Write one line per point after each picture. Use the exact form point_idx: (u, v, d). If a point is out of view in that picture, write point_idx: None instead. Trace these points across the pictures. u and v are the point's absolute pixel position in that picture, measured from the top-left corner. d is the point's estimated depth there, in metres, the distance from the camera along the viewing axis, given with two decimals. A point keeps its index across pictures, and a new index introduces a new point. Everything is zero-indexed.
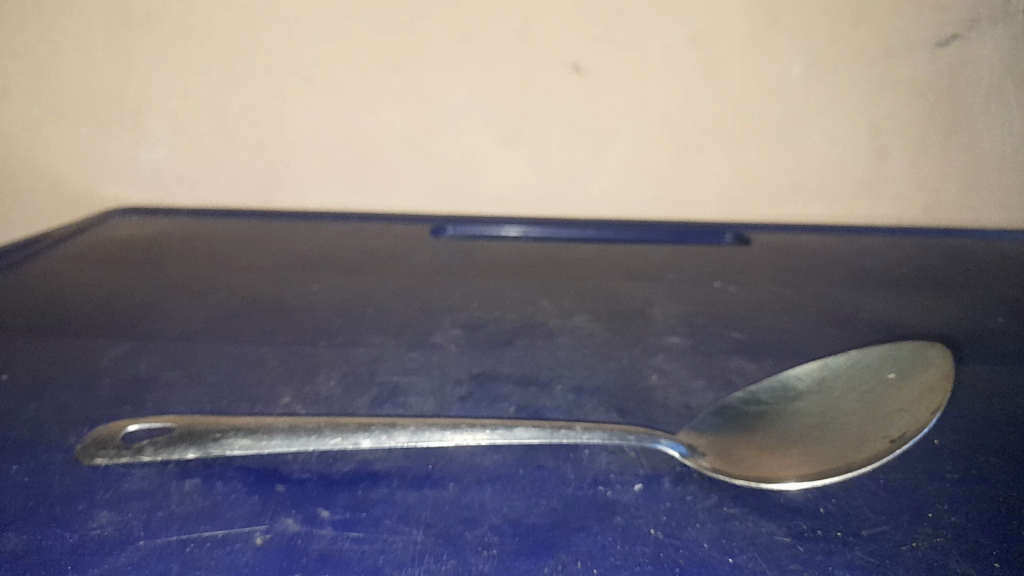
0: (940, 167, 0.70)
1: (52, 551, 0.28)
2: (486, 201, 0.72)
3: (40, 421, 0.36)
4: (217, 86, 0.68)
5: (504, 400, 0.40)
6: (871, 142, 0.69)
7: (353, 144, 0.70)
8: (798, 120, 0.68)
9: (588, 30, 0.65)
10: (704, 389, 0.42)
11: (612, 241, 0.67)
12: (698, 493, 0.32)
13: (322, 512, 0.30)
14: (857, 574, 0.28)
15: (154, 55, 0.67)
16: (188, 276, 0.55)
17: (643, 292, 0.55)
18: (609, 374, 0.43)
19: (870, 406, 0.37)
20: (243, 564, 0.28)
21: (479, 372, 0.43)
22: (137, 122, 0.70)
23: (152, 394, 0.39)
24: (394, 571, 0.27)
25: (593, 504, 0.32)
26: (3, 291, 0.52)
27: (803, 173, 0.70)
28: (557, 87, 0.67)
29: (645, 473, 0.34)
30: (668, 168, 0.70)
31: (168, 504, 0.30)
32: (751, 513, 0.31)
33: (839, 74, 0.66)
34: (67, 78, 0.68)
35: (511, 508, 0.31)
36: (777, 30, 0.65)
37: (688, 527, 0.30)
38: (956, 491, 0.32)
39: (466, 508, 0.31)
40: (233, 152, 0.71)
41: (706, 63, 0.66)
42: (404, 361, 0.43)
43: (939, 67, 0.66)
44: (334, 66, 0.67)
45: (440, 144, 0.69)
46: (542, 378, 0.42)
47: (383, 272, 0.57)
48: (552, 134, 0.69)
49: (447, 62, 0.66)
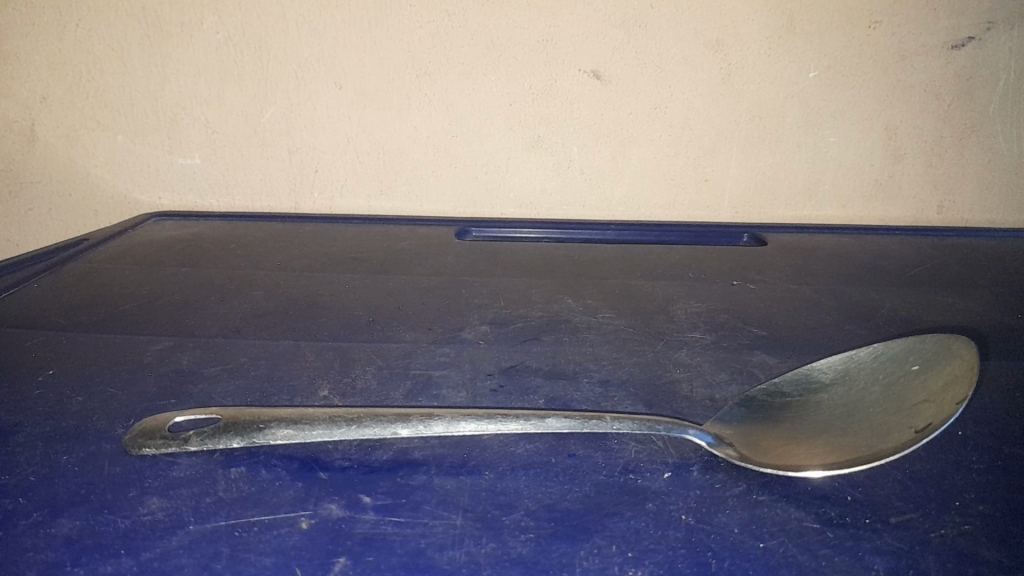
0: (956, 167, 0.71)
1: (106, 536, 0.29)
2: (510, 205, 0.73)
3: (88, 413, 0.37)
4: (246, 95, 0.69)
5: (533, 392, 0.41)
6: (887, 144, 0.70)
7: (379, 151, 0.71)
8: (817, 123, 0.69)
9: (608, 38, 0.66)
10: (727, 382, 0.43)
11: (633, 242, 0.68)
12: (726, 481, 0.33)
13: (364, 498, 0.32)
14: (886, 558, 0.29)
15: (185, 64, 0.68)
16: (225, 275, 0.57)
17: (666, 290, 0.56)
18: (634, 368, 0.44)
19: (894, 398, 0.37)
20: (290, 546, 0.29)
21: (509, 366, 0.44)
22: (169, 130, 0.71)
23: (195, 387, 0.40)
24: (436, 553, 0.28)
25: (625, 490, 0.33)
26: (49, 289, 0.53)
27: (821, 174, 0.71)
28: (578, 94, 0.68)
29: (674, 462, 0.35)
30: (688, 171, 0.71)
31: (216, 491, 0.32)
32: (780, 500, 0.32)
33: (857, 78, 0.67)
34: (104, 87, 0.70)
35: (546, 494, 0.32)
36: (794, 36, 0.65)
37: (719, 512, 0.31)
38: (982, 480, 0.33)
39: (502, 494, 0.32)
40: (265, 159, 0.72)
41: (723, 70, 0.67)
42: (435, 355, 0.45)
43: (955, 69, 0.67)
44: (360, 74, 0.68)
45: (463, 150, 0.71)
46: (570, 372, 0.43)
47: (411, 272, 0.59)
48: (573, 140, 0.70)
49: (469, 71, 0.67)
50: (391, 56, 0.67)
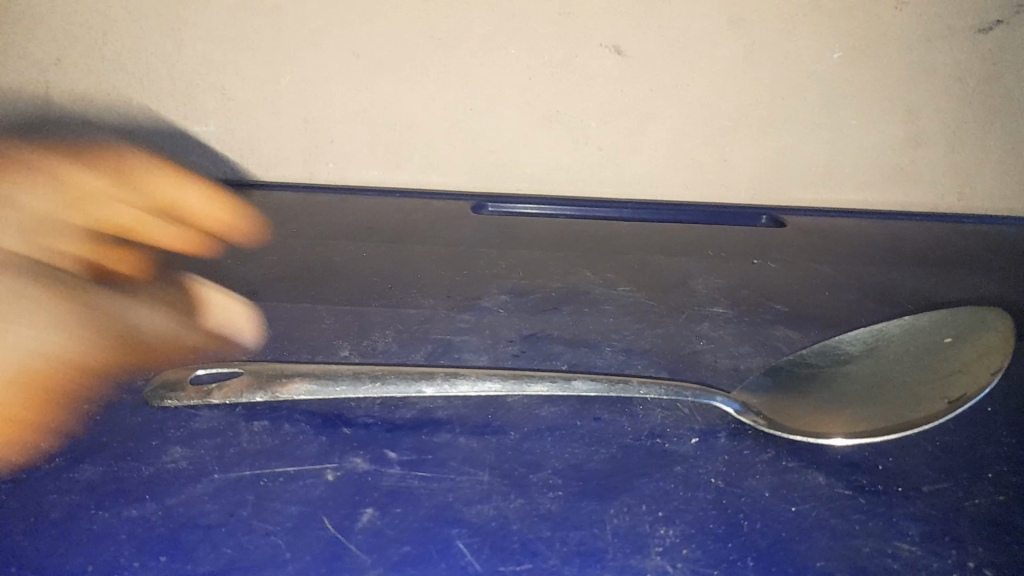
0: (978, 153, 0.70)
1: (131, 480, 0.29)
2: (525, 181, 0.73)
3: (106, 367, 0.37)
4: (262, 62, 0.69)
5: (555, 358, 0.41)
6: (908, 130, 0.69)
7: (394, 122, 0.71)
8: (838, 104, 0.68)
9: (629, 12, 0.64)
10: (751, 354, 0.42)
11: (649, 221, 0.67)
12: (755, 447, 0.33)
13: (389, 452, 0.31)
14: (919, 524, 0.29)
15: (200, 31, 0.68)
16: (243, 241, 0.57)
17: (685, 266, 0.56)
18: (656, 339, 0.43)
19: (925, 370, 0.37)
20: (316, 497, 0.29)
21: (530, 334, 0.43)
22: (184, 96, 0.71)
23: (215, 345, 0.40)
24: (463, 506, 0.29)
25: (652, 453, 0.32)
26: (62, 250, 0.53)
27: (840, 156, 0.70)
28: (598, 69, 0.67)
29: (701, 428, 0.34)
30: (706, 151, 0.71)
31: (239, 442, 0.31)
32: (809, 467, 0.32)
33: (884, 61, 0.65)
34: (118, 51, 0.69)
35: (572, 455, 0.32)
36: (818, 15, 0.64)
37: (749, 476, 0.31)
38: (1014, 453, 0.33)
39: (527, 453, 0.32)
40: (281, 127, 0.72)
41: (745, 48, 0.65)
42: (455, 322, 0.44)
43: (981, 54, 0.65)
44: (376, 43, 0.67)
45: (482, 122, 0.70)
46: (591, 341, 0.43)
47: (428, 242, 0.58)
48: (591, 115, 0.69)
49: (488, 43, 0.66)
50: (408, 26, 0.66)
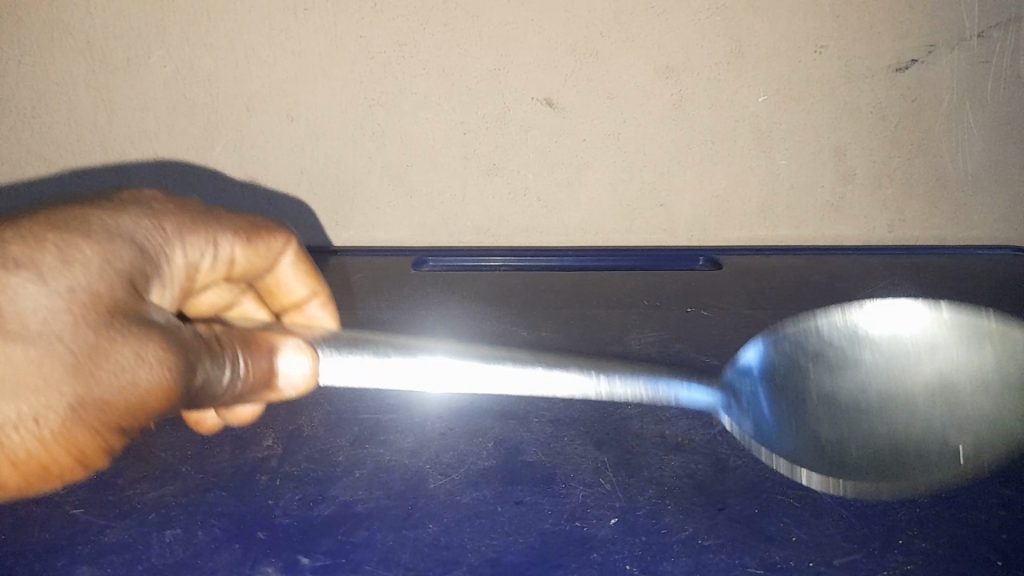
0: (907, 187, 0.70)
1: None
2: (467, 231, 0.73)
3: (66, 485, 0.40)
4: (197, 128, 0.69)
5: (483, 436, 0.43)
6: (838, 166, 0.69)
7: (333, 182, 0.71)
8: (766, 145, 0.68)
9: (559, 66, 0.65)
10: (678, 417, 0.45)
11: (589, 266, 0.69)
12: (673, 526, 0.37)
13: (302, 559, 0.35)
14: None
15: (133, 102, 0.68)
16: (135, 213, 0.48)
17: (621, 318, 0.57)
18: (586, 407, 0.45)
19: None
20: None
21: (459, 407, 0.45)
22: (117, 164, 0.70)
23: (161, 452, 0.42)
24: None
25: (570, 539, 0.36)
26: None
27: (772, 198, 0.71)
28: (533, 120, 0.67)
29: (621, 507, 0.38)
30: (645, 196, 0.71)
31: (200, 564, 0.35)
32: (724, 544, 0.35)
33: (811, 102, 0.66)
34: (50, 123, 0.69)
35: (490, 547, 0.36)
36: (743, 61, 0.64)
37: (664, 560, 0.35)
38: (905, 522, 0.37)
39: (446, 548, 0.35)
40: (216, 192, 0.71)
41: (674, 96, 0.66)
42: (383, 401, 0.46)
43: (900, 91, 0.66)
44: (312, 105, 0.67)
45: (420, 178, 0.70)
46: (522, 412, 0.45)
47: (374, 304, 0.62)
48: (528, 167, 0.70)
49: (421, 101, 0.67)
50: (342, 87, 0.66)
